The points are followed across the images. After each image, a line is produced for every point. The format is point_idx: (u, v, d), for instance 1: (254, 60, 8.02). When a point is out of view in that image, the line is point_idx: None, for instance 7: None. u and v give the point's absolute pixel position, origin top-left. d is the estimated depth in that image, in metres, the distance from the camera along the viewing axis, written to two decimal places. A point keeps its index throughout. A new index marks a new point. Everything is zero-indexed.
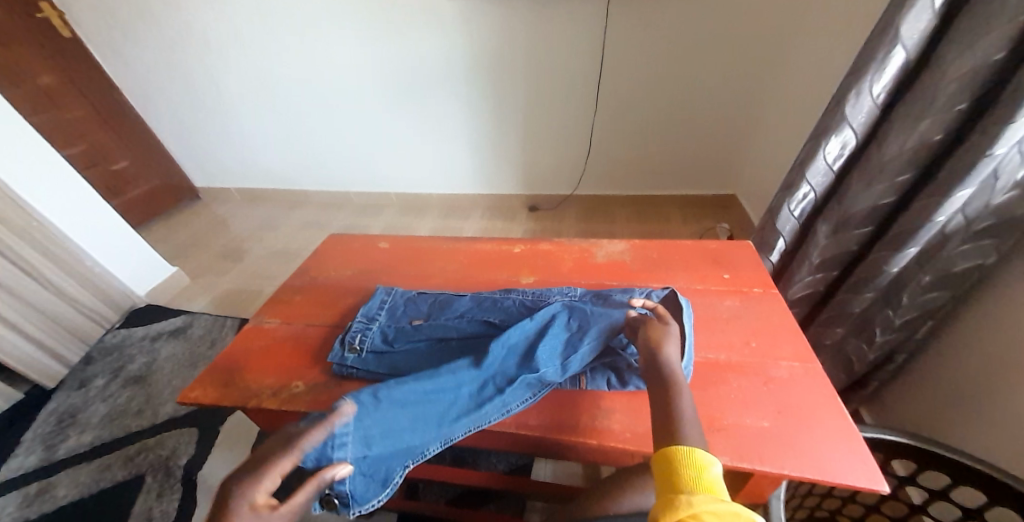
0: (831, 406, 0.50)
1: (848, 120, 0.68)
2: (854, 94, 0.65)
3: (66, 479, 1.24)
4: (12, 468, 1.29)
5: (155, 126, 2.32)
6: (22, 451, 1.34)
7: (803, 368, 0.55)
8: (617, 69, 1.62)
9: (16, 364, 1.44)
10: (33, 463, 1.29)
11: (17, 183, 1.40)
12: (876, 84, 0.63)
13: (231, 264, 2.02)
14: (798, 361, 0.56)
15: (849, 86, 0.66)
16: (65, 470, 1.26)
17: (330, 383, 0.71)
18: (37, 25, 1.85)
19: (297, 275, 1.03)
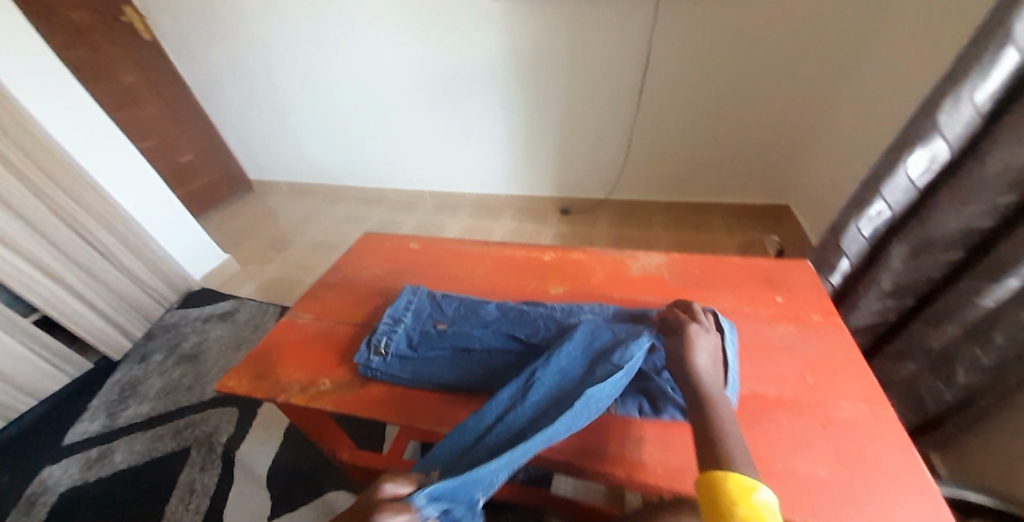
0: (902, 457, 0.43)
1: (940, 131, 0.59)
2: (951, 99, 0.57)
3: (122, 446, 1.33)
4: (79, 432, 1.40)
5: (216, 121, 2.47)
6: (88, 416, 1.45)
7: (870, 411, 0.48)
8: (666, 70, 1.54)
9: (88, 335, 1.55)
10: (97, 428, 1.40)
11: (98, 174, 1.52)
12: (979, 91, 0.55)
13: (276, 254, 2.11)
14: (865, 402, 0.49)
15: (946, 90, 0.58)
16: (123, 437, 1.36)
17: (355, 383, 0.70)
18: (121, 26, 2.01)
19: (330, 272, 1.05)
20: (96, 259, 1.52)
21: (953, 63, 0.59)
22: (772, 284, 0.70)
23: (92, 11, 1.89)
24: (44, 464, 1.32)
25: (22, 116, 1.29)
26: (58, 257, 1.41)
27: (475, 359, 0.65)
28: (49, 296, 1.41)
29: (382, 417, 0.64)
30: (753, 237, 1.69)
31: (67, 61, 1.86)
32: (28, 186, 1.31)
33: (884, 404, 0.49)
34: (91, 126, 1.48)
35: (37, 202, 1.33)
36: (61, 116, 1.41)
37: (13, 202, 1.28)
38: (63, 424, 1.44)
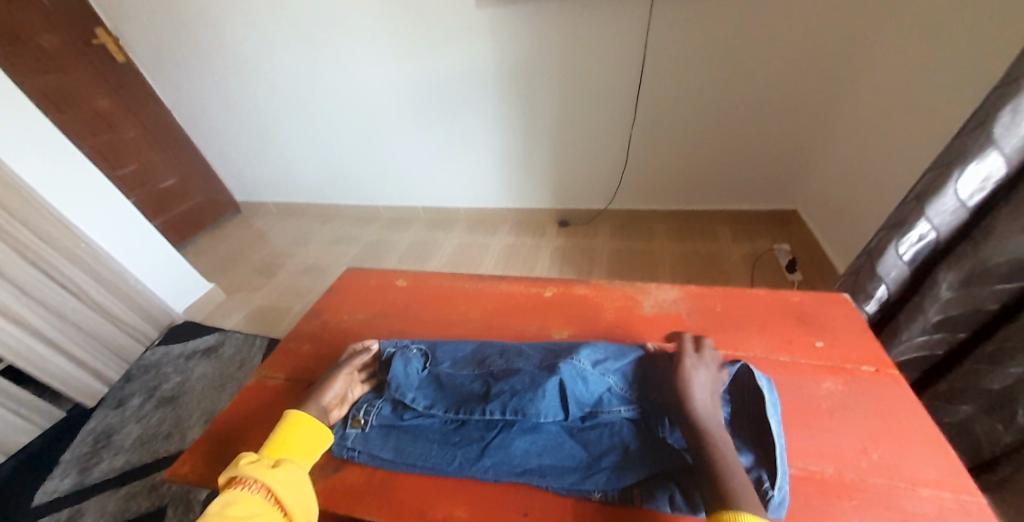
0: None
1: (997, 144, 0.53)
2: (1010, 109, 0.51)
3: (94, 506, 1.19)
4: (47, 491, 1.25)
5: (200, 143, 2.36)
6: (57, 473, 1.30)
7: (955, 502, 0.42)
8: (661, 76, 1.49)
9: (61, 384, 1.42)
10: (68, 486, 1.26)
11: (67, 208, 1.40)
12: None
13: (265, 280, 1.99)
14: (946, 490, 0.43)
15: (1002, 99, 0.52)
16: (93, 497, 1.21)
17: (328, 468, 0.60)
18: (93, 49, 1.90)
19: (308, 319, 0.95)
20: (67, 300, 1.39)
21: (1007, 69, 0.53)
22: (808, 324, 0.66)
23: (62, 36, 1.79)
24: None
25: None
26: (23, 300, 1.29)
27: (470, 432, 0.56)
28: (13, 343, 1.28)
29: (355, 512, 0.54)
30: (762, 246, 1.64)
31: (33, 88, 1.75)
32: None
33: (969, 491, 0.43)
34: (54, 153, 1.36)
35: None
36: (21, 146, 1.29)
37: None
38: (27, 484, 1.28)
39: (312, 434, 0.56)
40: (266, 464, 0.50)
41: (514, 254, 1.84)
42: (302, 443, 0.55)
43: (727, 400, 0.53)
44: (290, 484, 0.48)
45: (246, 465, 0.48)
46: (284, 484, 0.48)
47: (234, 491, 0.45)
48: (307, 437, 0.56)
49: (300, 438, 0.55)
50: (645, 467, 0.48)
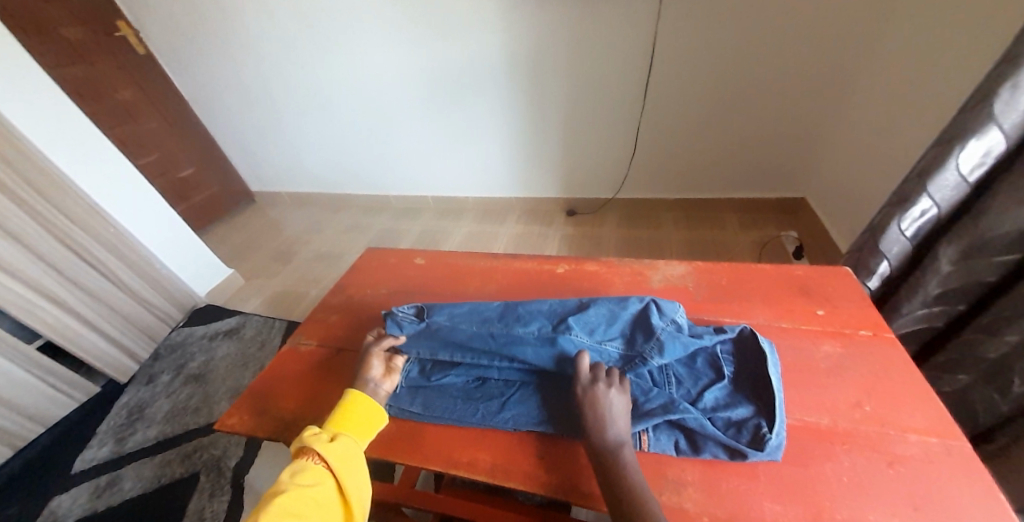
0: (983, 508, 0.41)
1: (997, 120, 0.55)
2: (1009, 85, 0.53)
3: (131, 472, 1.29)
4: (88, 458, 1.36)
5: (216, 133, 2.43)
6: (96, 442, 1.41)
7: (944, 447, 0.46)
8: (671, 63, 1.49)
9: (95, 361, 1.51)
10: (106, 454, 1.36)
11: (95, 193, 1.48)
12: None
13: (282, 266, 2.07)
14: (935, 436, 0.47)
15: (1003, 76, 0.53)
16: (131, 464, 1.31)
17: None
18: (114, 41, 1.97)
19: (334, 292, 1.01)
20: (97, 280, 1.48)
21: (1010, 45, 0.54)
22: (811, 295, 0.69)
23: (85, 28, 1.86)
24: (50, 496, 1.27)
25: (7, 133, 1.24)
26: (56, 280, 1.38)
27: (490, 389, 0.62)
28: (50, 319, 1.38)
29: (389, 457, 0.60)
30: (769, 233, 1.65)
31: (61, 79, 1.82)
32: (21, 206, 1.27)
33: (957, 437, 0.47)
34: (81, 139, 1.42)
35: (30, 221, 1.29)
36: (52, 133, 1.36)
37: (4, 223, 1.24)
38: (71, 451, 1.39)
39: (367, 411, 0.59)
40: (326, 439, 0.55)
41: (521, 243, 1.88)
42: (360, 419, 0.59)
43: (732, 361, 0.56)
44: (345, 462, 0.53)
45: (309, 440, 0.54)
46: (340, 461, 0.52)
47: (302, 464, 0.51)
48: (364, 414, 0.59)
49: (358, 414, 0.59)
50: (647, 417, 0.51)
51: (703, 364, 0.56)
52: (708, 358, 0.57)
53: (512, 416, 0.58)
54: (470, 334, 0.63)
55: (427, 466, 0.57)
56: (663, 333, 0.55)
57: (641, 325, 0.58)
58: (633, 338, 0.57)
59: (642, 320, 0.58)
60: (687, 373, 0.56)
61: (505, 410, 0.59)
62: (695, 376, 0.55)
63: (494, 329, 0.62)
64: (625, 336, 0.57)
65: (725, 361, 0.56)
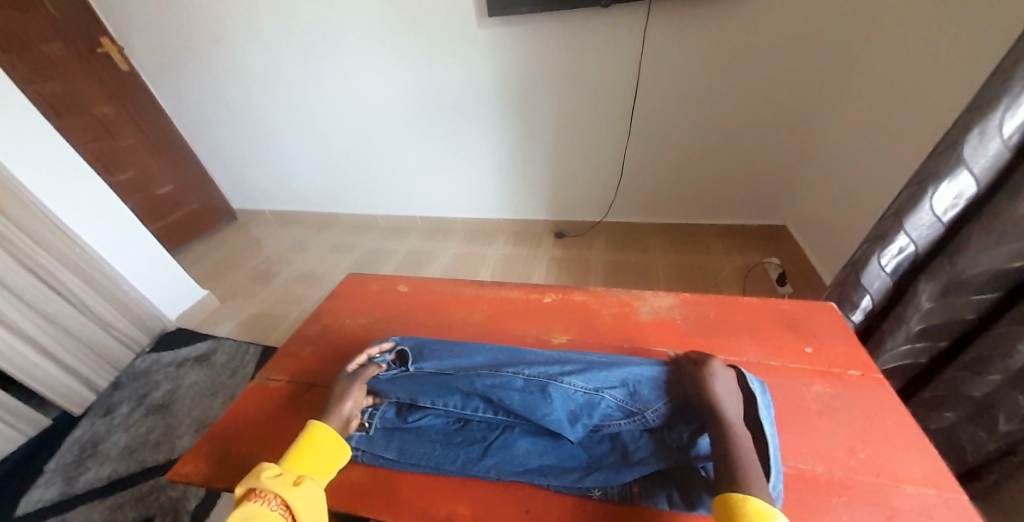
0: None
1: (968, 163, 0.57)
2: (977, 131, 0.55)
3: (77, 516, 1.17)
4: (31, 501, 1.22)
5: (199, 151, 2.38)
6: (43, 482, 1.27)
7: (939, 498, 0.45)
8: (655, 94, 1.54)
9: (46, 390, 1.38)
10: (51, 496, 1.23)
11: (61, 212, 1.40)
12: (1009, 122, 0.53)
13: (260, 287, 1.99)
14: (931, 486, 0.46)
15: (972, 122, 0.55)
16: (80, 506, 1.19)
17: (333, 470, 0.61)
18: (98, 58, 1.94)
19: (312, 321, 0.97)
20: (58, 304, 1.38)
21: (977, 92, 0.57)
22: (799, 332, 0.69)
23: (67, 45, 1.82)
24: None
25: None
26: (13, 303, 1.28)
27: (472, 433, 0.59)
28: (4, 347, 1.27)
29: (361, 511, 0.55)
30: (753, 259, 1.68)
31: (37, 95, 1.76)
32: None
33: (952, 488, 0.45)
34: (53, 156, 1.36)
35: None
36: (18, 151, 1.29)
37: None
38: (11, 493, 1.25)
39: (330, 450, 0.55)
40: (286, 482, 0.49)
41: (510, 264, 1.87)
42: (320, 460, 0.54)
43: None
44: (307, 507, 0.48)
45: (267, 483, 0.48)
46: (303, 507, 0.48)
47: (254, 508, 0.45)
48: (325, 454, 0.55)
49: (319, 454, 0.54)
50: (640, 467, 0.50)
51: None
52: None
53: (493, 464, 0.55)
54: (452, 379, 0.61)
55: (394, 521, 0.53)
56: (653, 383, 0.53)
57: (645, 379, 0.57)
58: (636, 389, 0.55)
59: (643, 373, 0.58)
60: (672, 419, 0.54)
61: (486, 460, 0.55)
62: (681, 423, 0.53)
63: (477, 373, 0.61)
64: (627, 388, 0.56)
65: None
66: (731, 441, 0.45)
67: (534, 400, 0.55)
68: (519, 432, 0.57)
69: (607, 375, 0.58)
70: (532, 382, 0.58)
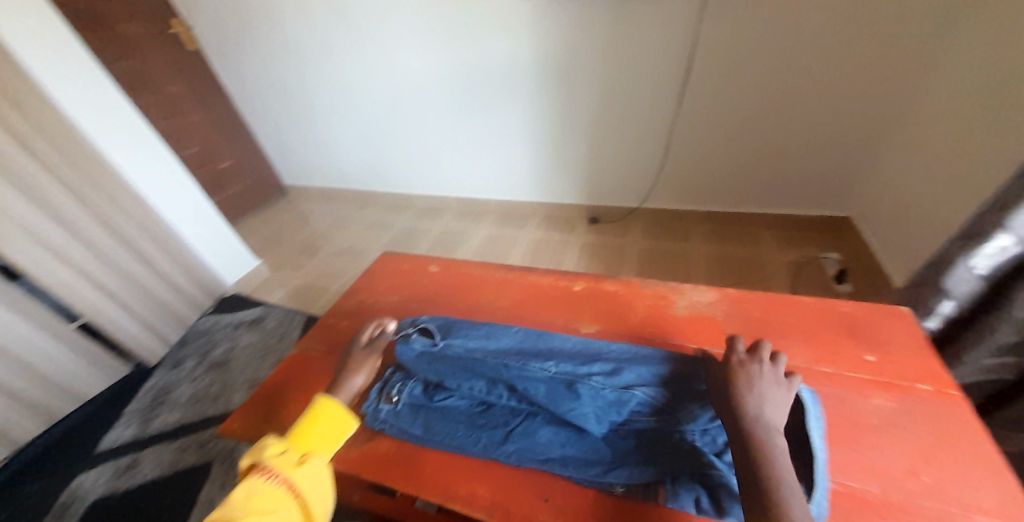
0: None
1: None
2: None
3: (150, 456, 1.30)
4: (113, 438, 1.38)
5: (253, 127, 2.50)
6: (122, 423, 1.43)
7: None
8: (710, 72, 1.42)
9: (127, 341, 1.53)
10: (129, 436, 1.38)
11: (138, 182, 1.51)
12: None
13: (304, 260, 2.09)
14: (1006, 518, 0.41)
15: None
16: (150, 447, 1.33)
17: (359, 439, 0.63)
18: (168, 38, 2.06)
19: (346, 297, 1.00)
20: (135, 266, 1.51)
21: None
22: (861, 338, 0.63)
23: (143, 26, 1.95)
24: (77, 473, 1.30)
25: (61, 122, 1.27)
26: (98, 263, 1.41)
27: (495, 417, 0.59)
28: (91, 301, 1.41)
29: (384, 482, 0.57)
30: (808, 254, 1.55)
31: (119, 74, 1.91)
32: (70, 192, 1.31)
33: None
34: (129, 130, 1.47)
35: (76, 207, 1.33)
36: (105, 124, 1.40)
37: (55, 209, 1.28)
38: (97, 430, 1.41)
39: (332, 429, 0.57)
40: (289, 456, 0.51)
41: (542, 248, 1.84)
42: (321, 439, 0.56)
43: None
44: (308, 483, 0.49)
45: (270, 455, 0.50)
46: (304, 478, 0.49)
47: (258, 481, 0.46)
48: (326, 433, 0.57)
49: (321, 433, 0.56)
50: None
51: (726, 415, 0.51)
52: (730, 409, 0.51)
53: (512, 449, 0.55)
54: (486, 368, 0.61)
55: (418, 494, 0.55)
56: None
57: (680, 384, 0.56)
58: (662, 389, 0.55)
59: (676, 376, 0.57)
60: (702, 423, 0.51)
61: (507, 445, 0.55)
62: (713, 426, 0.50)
63: (508, 362, 0.61)
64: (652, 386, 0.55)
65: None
66: (756, 443, 0.42)
67: (560, 389, 0.55)
68: (542, 420, 0.57)
69: (632, 372, 0.57)
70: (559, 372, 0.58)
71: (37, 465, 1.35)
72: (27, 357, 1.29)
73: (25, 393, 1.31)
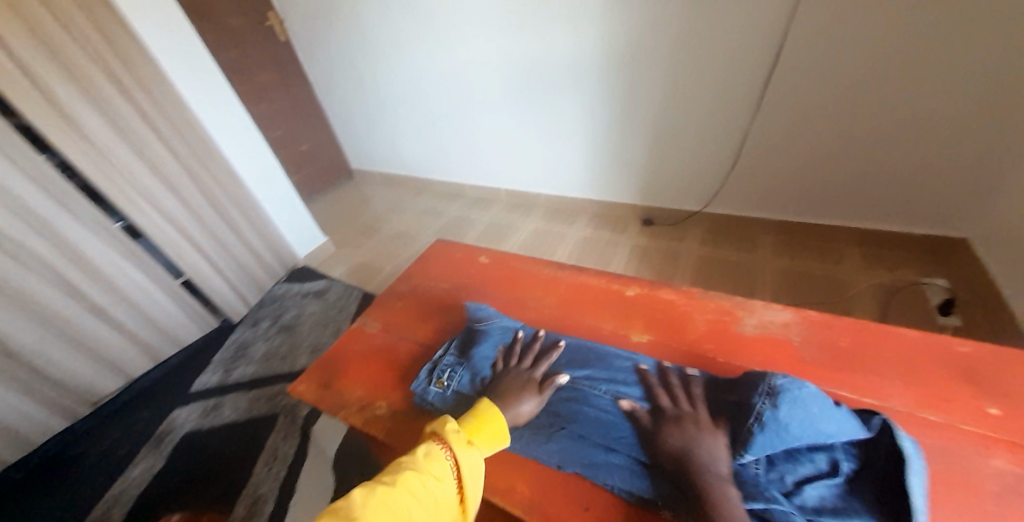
0: None
1: None
2: None
3: (230, 401, 1.46)
4: (201, 383, 1.55)
5: (329, 113, 2.66)
6: (210, 369, 1.61)
7: None
8: (798, 72, 1.28)
9: (218, 300, 1.71)
10: (214, 382, 1.55)
11: (235, 158, 1.67)
12: None
13: (365, 239, 2.22)
14: None
15: None
16: (230, 394, 1.48)
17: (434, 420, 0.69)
18: (265, 30, 2.24)
19: (403, 279, 1.05)
20: (228, 234, 1.68)
21: None
22: (978, 384, 0.61)
23: (245, 18, 2.14)
24: (172, 408, 1.48)
25: (174, 102, 1.43)
26: (199, 229, 1.58)
27: (538, 421, 0.65)
28: (192, 263, 1.59)
29: None
30: (905, 277, 1.38)
31: (225, 62, 2.12)
32: (179, 164, 1.48)
33: None
34: (227, 110, 1.60)
35: (185, 181, 1.51)
36: (212, 106, 1.56)
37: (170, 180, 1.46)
38: (188, 374, 1.60)
39: (498, 428, 0.60)
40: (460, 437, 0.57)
41: (589, 248, 1.81)
42: (491, 433, 0.60)
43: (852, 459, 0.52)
44: (470, 468, 0.54)
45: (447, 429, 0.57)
46: (466, 465, 0.54)
47: (434, 449, 0.54)
48: (495, 429, 0.60)
49: (490, 428, 0.60)
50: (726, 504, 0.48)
51: (815, 456, 0.52)
52: (820, 451, 0.53)
53: (547, 457, 0.60)
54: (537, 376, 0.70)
55: None
56: (791, 422, 0.52)
57: (739, 412, 0.56)
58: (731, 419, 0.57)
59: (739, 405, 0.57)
60: (784, 456, 0.53)
61: (543, 452, 0.61)
62: (794, 462, 0.52)
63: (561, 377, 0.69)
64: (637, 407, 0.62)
65: (843, 457, 0.52)
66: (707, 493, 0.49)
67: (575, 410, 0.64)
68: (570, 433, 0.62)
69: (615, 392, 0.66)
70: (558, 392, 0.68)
71: (139, 399, 1.54)
72: (142, 302, 1.50)
73: (137, 335, 1.51)
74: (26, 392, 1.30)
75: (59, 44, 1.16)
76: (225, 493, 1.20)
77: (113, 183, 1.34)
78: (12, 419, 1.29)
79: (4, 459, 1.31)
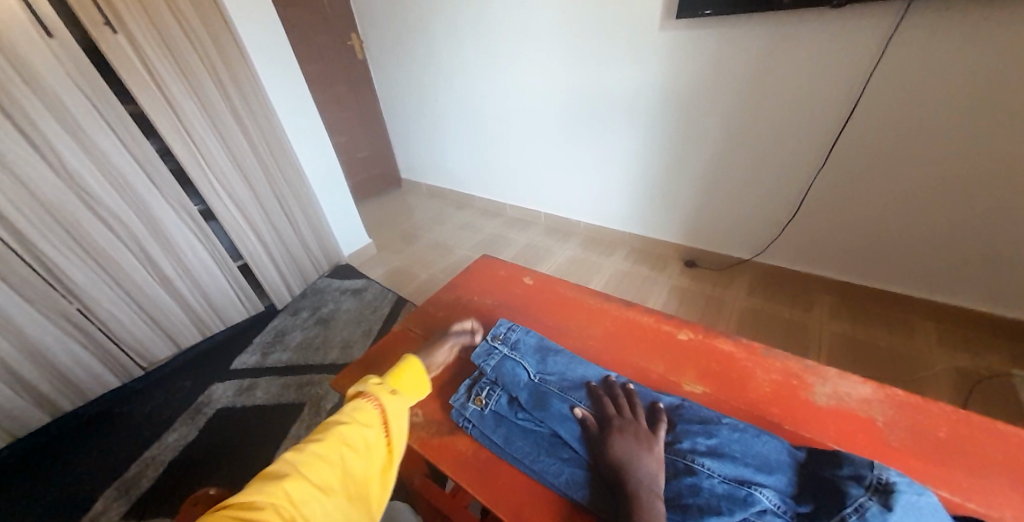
0: None
1: None
2: None
3: (262, 384, 1.51)
4: (240, 361, 1.62)
5: (388, 125, 2.81)
6: (250, 350, 1.68)
7: None
8: (879, 129, 1.22)
9: (268, 286, 1.80)
10: (252, 363, 1.61)
11: (304, 157, 1.79)
12: None
13: (406, 245, 2.28)
14: None
15: None
16: (265, 377, 1.54)
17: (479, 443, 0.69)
18: (345, 45, 2.42)
19: (445, 290, 1.05)
20: (286, 227, 1.78)
21: None
22: None
23: (330, 34, 2.32)
24: (212, 382, 1.55)
25: (263, 103, 1.56)
26: (262, 218, 1.68)
27: (573, 456, 0.63)
28: (253, 251, 1.69)
29: (458, 478, 0.65)
30: (985, 362, 1.24)
31: (308, 71, 2.30)
32: (256, 156, 1.59)
33: None
34: (302, 110, 1.72)
35: (260, 173, 1.62)
36: (293, 107, 1.68)
37: (247, 171, 1.58)
38: (230, 352, 1.68)
39: (417, 378, 0.74)
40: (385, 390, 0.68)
41: (626, 282, 1.76)
42: (411, 384, 0.73)
43: None
44: (393, 412, 0.65)
45: (373, 388, 0.67)
46: (390, 412, 0.65)
47: (362, 403, 0.64)
48: (414, 380, 0.73)
49: (410, 379, 0.73)
50: None
51: None
52: None
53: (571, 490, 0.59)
54: (573, 409, 0.68)
55: (492, 507, 0.60)
56: None
57: (817, 499, 0.52)
58: (798, 504, 0.52)
59: (819, 491, 0.53)
60: None
61: (569, 486, 0.59)
62: None
63: (595, 412, 0.67)
64: (693, 464, 0.58)
65: None
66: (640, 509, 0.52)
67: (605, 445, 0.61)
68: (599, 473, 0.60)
69: (670, 438, 0.63)
70: (590, 424, 0.65)
71: (185, 369, 1.62)
72: (202, 278, 1.59)
73: (194, 309, 1.61)
74: (94, 347, 1.41)
75: (176, 40, 1.31)
76: (247, 474, 1.22)
77: (200, 168, 1.46)
78: (75, 371, 1.39)
79: (62, 407, 1.41)
